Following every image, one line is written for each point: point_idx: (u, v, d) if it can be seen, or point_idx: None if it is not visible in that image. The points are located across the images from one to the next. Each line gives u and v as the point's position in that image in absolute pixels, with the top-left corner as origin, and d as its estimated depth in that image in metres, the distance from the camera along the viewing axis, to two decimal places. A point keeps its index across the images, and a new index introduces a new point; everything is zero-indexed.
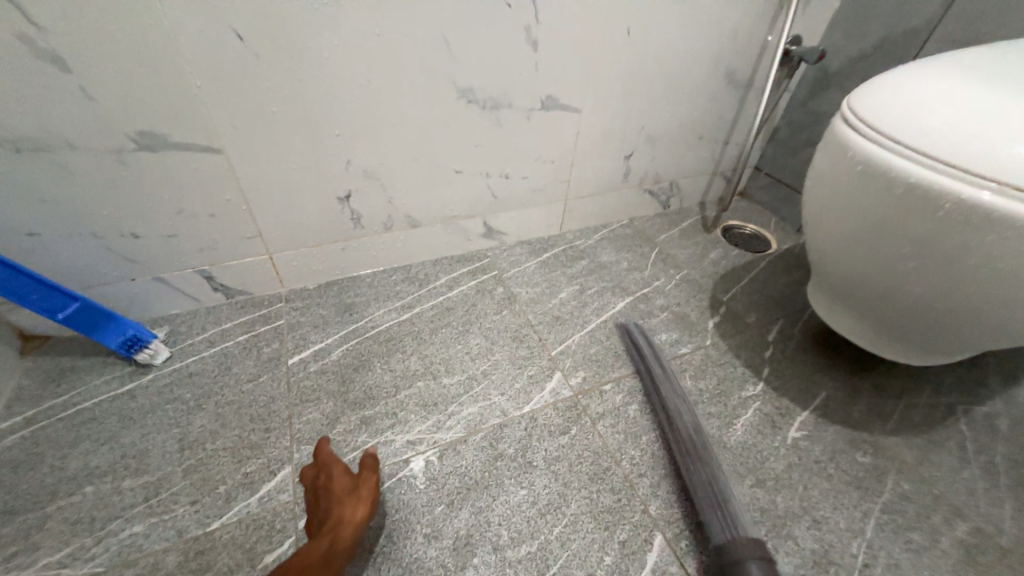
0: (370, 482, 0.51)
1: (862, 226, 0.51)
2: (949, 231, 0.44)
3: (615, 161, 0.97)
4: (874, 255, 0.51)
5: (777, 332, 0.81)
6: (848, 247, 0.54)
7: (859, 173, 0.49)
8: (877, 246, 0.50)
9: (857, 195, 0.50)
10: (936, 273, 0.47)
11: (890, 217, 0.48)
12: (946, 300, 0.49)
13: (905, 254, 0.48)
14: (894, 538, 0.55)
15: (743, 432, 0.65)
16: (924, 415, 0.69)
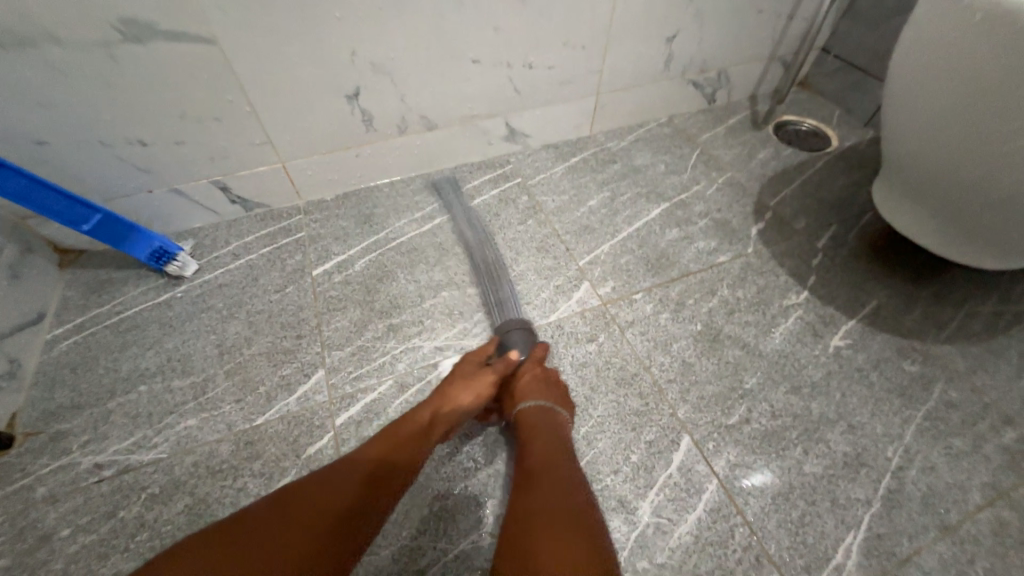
0: (488, 379, 0.50)
1: (963, 98, 0.42)
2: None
3: (657, 44, 0.84)
4: (972, 135, 0.43)
5: (829, 239, 0.74)
6: (935, 128, 0.46)
7: (975, 24, 0.39)
8: (979, 122, 0.42)
9: (964, 58, 0.41)
10: None
11: (1006, 82, 0.38)
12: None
13: (1008, 134, 0.40)
14: (935, 443, 0.53)
15: (781, 341, 0.62)
16: (988, 324, 0.63)
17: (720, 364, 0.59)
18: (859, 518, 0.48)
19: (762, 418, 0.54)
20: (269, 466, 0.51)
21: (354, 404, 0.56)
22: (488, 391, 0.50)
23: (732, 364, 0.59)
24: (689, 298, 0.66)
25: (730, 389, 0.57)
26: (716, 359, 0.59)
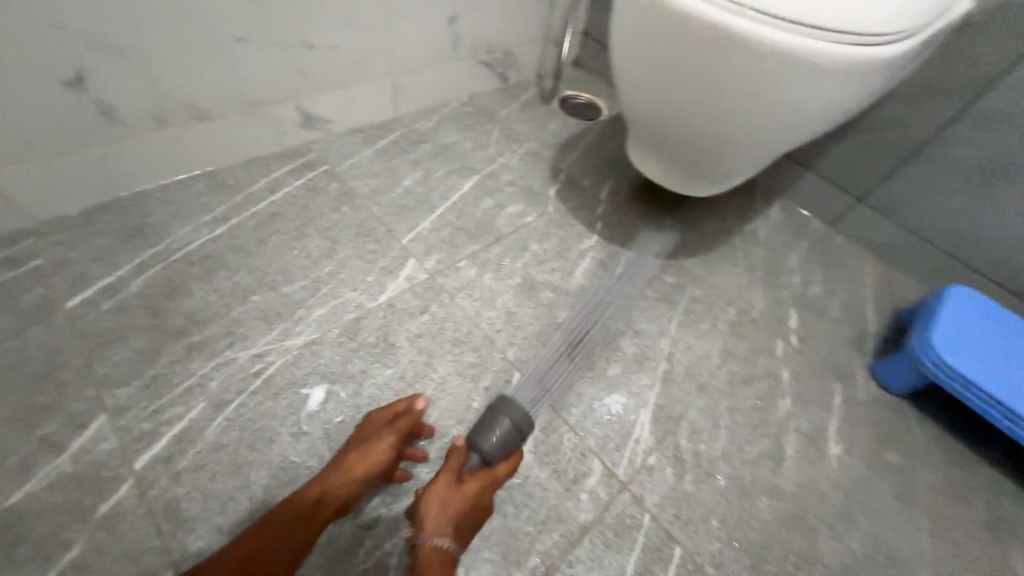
0: (384, 445, 0.47)
1: (647, 66, 0.55)
2: (704, 61, 0.50)
3: (439, 25, 0.87)
4: (659, 94, 0.57)
5: (608, 190, 0.90)
6: (640, 91, 0.59)
7: (639, 8, 0.52)
8: (660, 84, 0.55)
9: (639, 34, 0.53)
10: (700, 104, 0.54)
11: (665, 52, 0.52)
12: (709, 132, 0.57)
13: (678, 90, 0.54)
14: (689, 330, 0.71)
15: (582, 278, 0.74)
16: (713, 237, 0.86)
17: (538, 307, 0.68)
18: (647, 398, 0.61)
19: (574, 343, 0.65)
20: (45, 542, 0.42)
21: (157, 440, 0.49)
22: (387, 455, 0.47)
23: (547, 305, 0.69)
24: (506, 257, 0.74)
25: (547, 326, 0.66)
26: (533, 303, 0.69)
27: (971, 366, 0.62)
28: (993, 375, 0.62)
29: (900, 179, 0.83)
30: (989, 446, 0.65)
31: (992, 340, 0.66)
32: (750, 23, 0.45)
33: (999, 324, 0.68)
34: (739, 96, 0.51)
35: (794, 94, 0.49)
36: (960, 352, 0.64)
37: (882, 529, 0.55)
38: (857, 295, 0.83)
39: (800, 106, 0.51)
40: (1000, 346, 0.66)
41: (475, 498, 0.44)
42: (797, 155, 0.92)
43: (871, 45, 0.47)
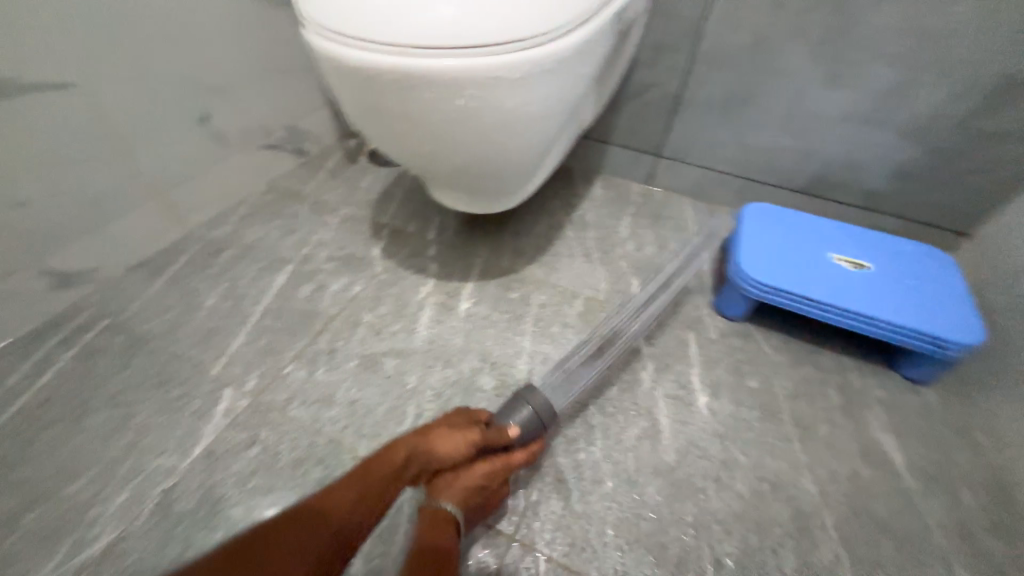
0: (477, 471, 0.48)
1: (364, 118, 0.53)
2: (407, 102, 0.48)
3: (191, 127, 0.80)
4: (390, 140, 0.55)
5: (435, 228, 0.88)
6: (379, 140, 0.56)
7: (323, 68, 0.49)
8: (385, 132, 0.53)
9: (339, 92, 0.51)
10: (426, 139, 0.52)
11: (365, 102, 0.50)
12: (461, 157, 0.56)
13: (408, 133, 0.52)
14: (543, 339, 0.70)
15: (425, 331, 0.71)
16: (546, 237, 0.88)
17: (383, 382, 0.64)
18: None
19: (429, 406, 0.62)
20: None
21: None
22: (479, 487, 0.48)
23: (393, 375, 0.65)
24: (339, 341, 0.69)
25: (398, 399, 0.63)
26: (377, 380, 0.65)
27: (779, 276, 0.68)
28: (799, 276, 0.68)
29: (677, 129, 0.90)
30: (825, 335, 0.72)
31: (790, 244, 0.73)
32: (422, 57, 0.44)
33: (789, 227, 0.75)
34: (460, 122, 0.50)
35: (504, 103, 0.49)
36: (767, 267, 0.69)
37: (760, 460, 0.58)
38: (686, 241, 0.88)
39: (520, 112, 0.51)
40: (797, 246, 0.72)
41: (482, 482, 0.48)
42: (593, 136, 0.98)
43: (549, 40, 0.47)
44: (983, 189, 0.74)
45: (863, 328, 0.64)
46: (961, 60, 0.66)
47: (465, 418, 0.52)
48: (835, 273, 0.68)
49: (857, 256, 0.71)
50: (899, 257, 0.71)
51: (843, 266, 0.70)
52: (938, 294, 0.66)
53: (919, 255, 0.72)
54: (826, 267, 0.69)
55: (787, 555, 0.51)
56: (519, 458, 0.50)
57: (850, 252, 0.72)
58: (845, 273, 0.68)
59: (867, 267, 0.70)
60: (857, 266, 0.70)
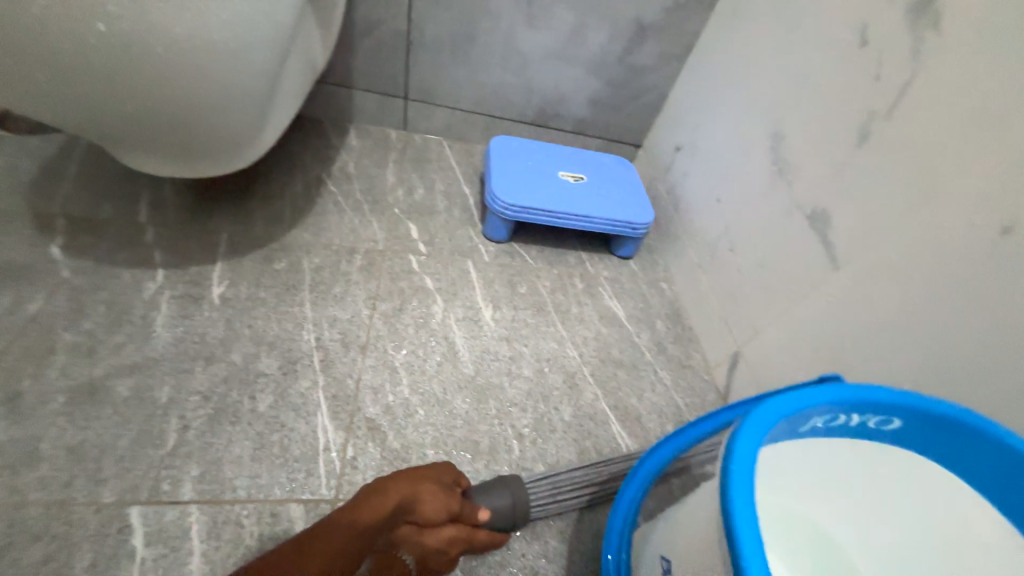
0: (445, 533, 0.46)
1: None
2: (13, 14, 0.37)
3: None
4: (16, 77, 0.41)
5: (148, 206, 0.69)
6: (7, 86, 0.42)
7: None
8: (1, 63, 0.40)
9: None
10: (72, 71, 0.41)
11: None
12: (144, 104, 0.45)
13: (40, 64, 0.40)
14: (327, 302, 0.66)
15: (169, 332, 0.57)
16: (305, 196, 0.79)
17: (119, 407, 0.50)
18: (317, 399, 0.56)
19: (197, 412, 0.52)
20: None
21: None
22: (443, 550, 0.46)
23: (132, 395, 0.52)
24: (23, 380, 0.50)
25: (148, 420, 0.50)
26: (107, 409, 0.50)
27: (522, 197, 0.80)
28: (537, 194, 0.81)
29: (416, 69, 0.91)
30: (567, 238, 0.89)
31: (526, 168, 0.86)
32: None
33: (525, 155, 0.88)
34: (113, 50, 0.40)
35: (172, 24, 0.40)
36: (513, 191, 0.80)
37: (537, 347, 0.70)
38: (451, 180, 0.94)
39: (203, 40, 0.42)
40: (532, 169, 0.86)
41: (446, 546, 0.46)
42: (332, 80, 0.90)
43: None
44: (642, 110, 1.01)
45: (585, 226, 0.83)
46: (610, 6, 0.85)
47: (456, 485, 0.49)
48: (562, 187, 0.85)
49: (575, 170, 0.90)
50: (601, 168, 0.93)
51: (566, 180, 0.86)
52: (626, 190, 0.89)
53: (613, 164, 0.95)
54: (555, 183, 0.85)
55: (565, 408, 0.65)
56: (483, 537, 0.49)
57: (570, 169, 0.89)
58: (568, 186, 0.85)
59: (582, 179, 0.88)
60: (575, 179, 0.88)
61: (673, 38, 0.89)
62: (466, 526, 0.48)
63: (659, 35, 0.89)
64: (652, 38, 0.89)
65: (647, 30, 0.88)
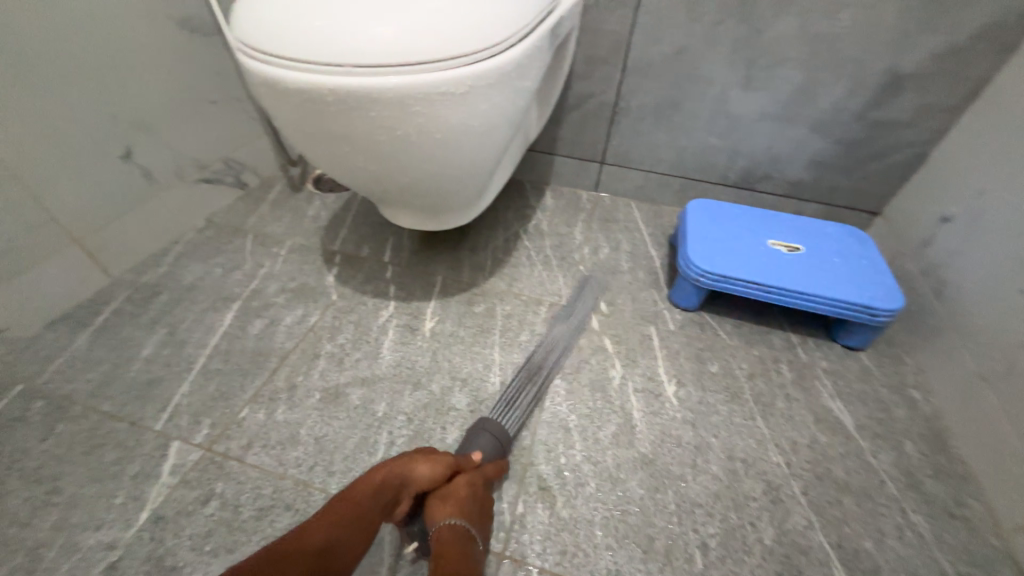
0: (461, 483, 0.48)
1: (307, 141, 0.52)
2: (350, 123, 0.47)
3: (109, 164, 0.74)
4: (337, 162, 0.54)
5: (391, 249, 0.86)
6: (328, 167, 0.56)
7: (261, 92, 0.48)
8: (331, 154, 0.53)
9: (278, 115, 0.50)
10: (374, 158, 0.52)
11: (308, 125, 0.49)
12: (413, 177, 0.56)
13: (356, 155, 0.52)
14: (512, 349, 0.70)
15: (390, 355, 0.69)
16: (503, 249, 0.88)
17: (351, 413, 0.61)
18: None
19: (403, 431, 0.60)
20: None
21: None
22: (474, 497, 0.48)
23: (361, 405, 0.62)
24: (298, 374, 0.66)
25: (368, 429, 0.60)
26: (344, 412, 0.61)
27: (723, 265, 0.72)
28: (740, 263, 0.73)
29: (617, 136, 0.94)
30: (772, 315, 0.77)
31: (728, 235, 0.78)
32: (367, 73, 0.43)
33: (727, 219, 0.81)
34: (405, 141, 0.50)
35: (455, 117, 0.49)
36: (711, 257, 0.73)
37: (729, 439, 0.60)
38: (637, 241, 0.92)
39: (471, 125, 0.52)
40: (735, 235, 0.78)
41: (471, 489, 0.48)
42: (538, 148, 1.01)
43: (494, 57, 0.49)
44: (886, 171, 0.84)
45: (801, 304, 0.70)
46: (856, 59, 0.74)
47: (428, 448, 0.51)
48: (772, 257, 0.74)
49: (789, 240, 0.77)
50: (824, 237, 0.78)
51: (778, 250, 0.75)
52: (861, 266, 0.73)
53: (842, 234, 0.79)
54: (762, 252, 0.75)
55: (765, 527, 0.53)
56: (492, 468, 0.51)
57: (783, 237, 0.78)
58: (779, 256, 0.74)
59: (799, 249, 0.76)
60: (790, 249, 0.76)
61: (945, 89, 0.73)
62: (474, 472, 0.50)
63: (924, 85, 0.73)
64: (913, 90, 0.74)
65: (906, 81, 0.74)
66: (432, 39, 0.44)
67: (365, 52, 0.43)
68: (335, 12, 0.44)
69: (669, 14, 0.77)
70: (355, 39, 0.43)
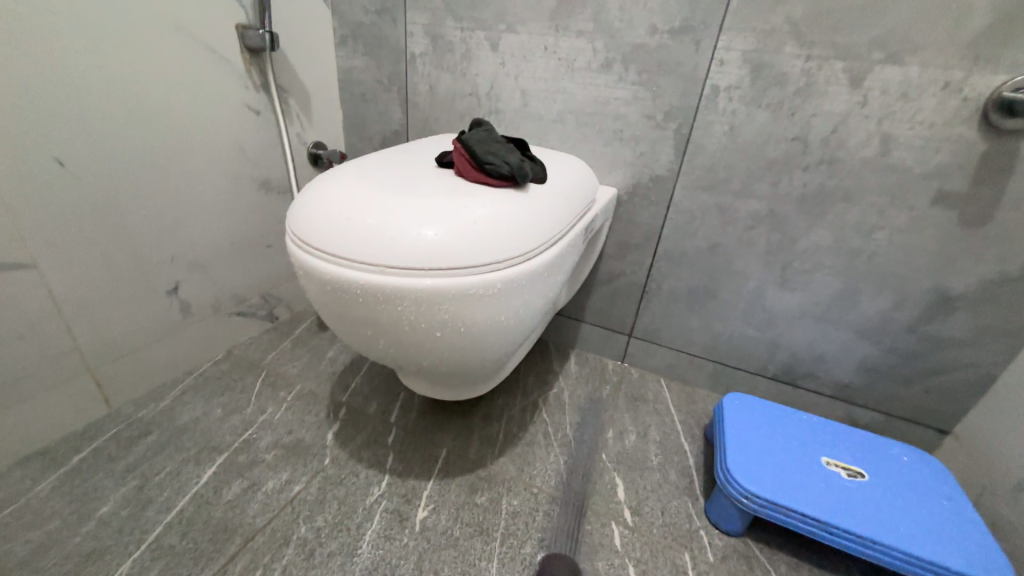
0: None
1: (333, 319, 0.52)
2: (378, 313, 0.47)
3: (154, 300, 0.77)
4: (357, 340, 0.53)
5: (399, 409, 0.82)
6: (348, 342, 0.55)
7: (301, 274, 0.50)
8: (353, 333, 0.52)
9: (311, 295, 0.51)
10: (394, 344, 0.51)
11: (337, 308, 0.49)
12: (431, 362, 0.54)
13: (377, 338, 0.50)
14: (514, 565, 0.58)
15: (369, 553, 0.58)
16: (518, 421, 0.82)
17: None
18: None
19: None
20: None
21: None
22: None
23: None
24: (258, 567, 0.55)
25: None
26: None
27: (772, 487, 0.61)
28: (793, 487, 0.62)
29: (646, 313, 0.93)
30: (836, 558, 0.63)
31: (773, 444, 0.68)
32: (396, 274, 0.44)
33: (770, 423, 0.72)
34: (430, 333, 0.48)
35: (481, 313, 0.48)
36: (758, 474, 0.63)
37: None
38: (667, 428, 0.84)
39: (496, 319, 0.50)
40: (782, 446, 0.68)
41: None
42: (565, 314, 1.01)
43: (524, 259, 0.50)
44: (949, 388, 0.76)
45: (876, 556, 0.56)
46: (897, 275, 0.73)
47: None
48: (830, 482, 0.63)
49: (847, 460, 0.67)
50: (889, 461, 0.68)
51: (836, 472, 0.65)
52: (944, 511, 0.60)
53: (910, 460, 0.68)
54: (818, 473, 0.64)
55: None
56: None
57: (839, 455, 0.68)
58: (839, 482, 0.63)
59: (862, 475, 0.65)
60: (850, 473, 0.65)
61: (1000, 315, 0.69)
62: None
63: (977, 308, 0.70)
64: (966, 311, 0.71)
65: (956, 302, 0.71)
66: (463, 245, 0.45)
67: (397, 256, 0.44)
68: (388, 214, 0.46)
69: (699, 216, 0.82)
70: (390, 243, 0.44)
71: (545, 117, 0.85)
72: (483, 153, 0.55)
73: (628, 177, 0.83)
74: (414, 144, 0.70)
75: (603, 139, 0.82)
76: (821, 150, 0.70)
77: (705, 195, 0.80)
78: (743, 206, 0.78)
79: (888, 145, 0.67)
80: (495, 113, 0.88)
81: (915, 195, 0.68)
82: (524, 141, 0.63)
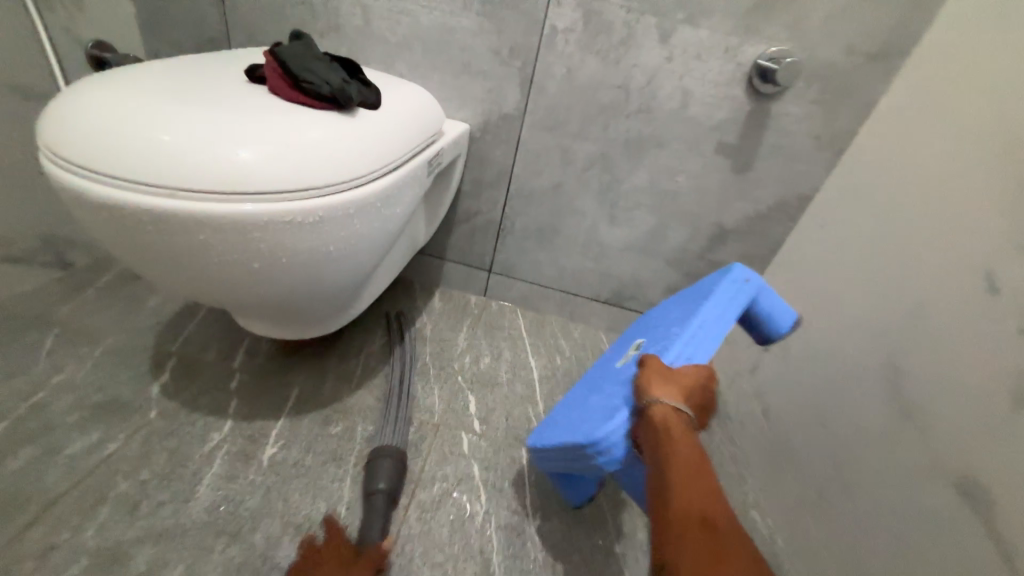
0: (676, 372, 0.45)
1: (141, 257, 0.47)
2: (202, 244, 0.45)
3: None
4: (175, 277, 0.49)
5: (243, 354, 0.76)
6: (165, 282, 0.51)
7: (89, 206, 0.43)
8: (171, 271, 0.48)
9: (108, 230, 0.45)
10: (223, 279, 0.49)
11: (146, 244, 0.45)
12: (273, 299, 0.54)
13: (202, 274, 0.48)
14: None
15: (208, 495, 0.56)
16: (378, 355, 0.83)
17: None
18: None
19: None
20: None
21: None
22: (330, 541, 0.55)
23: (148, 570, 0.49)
24: (63, 530, 0.51)
25: None
26: None
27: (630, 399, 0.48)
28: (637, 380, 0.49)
29: (503, 249, 1.00)
30: None
31: (587, 395, 0.57)
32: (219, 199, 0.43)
33: (574, 394, 0.61)
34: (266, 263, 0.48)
35: (306, 243, 0.49)
36: (615, 411, 0.48)
37: None
38: (518, 350, 0.94)
39: (319, 250, 0.50)
40: (593, 389, 0.58)
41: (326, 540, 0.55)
42: (428, 251, 1.02)
43: (354, 188, 0.50)
44: None
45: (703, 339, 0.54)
46: (693, 212, 0.89)
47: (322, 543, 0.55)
48: (634, 363, 0.56)
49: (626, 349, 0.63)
50: (644, 326, 0.67)
51: (631, 355, 0.59)
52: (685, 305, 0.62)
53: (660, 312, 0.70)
54: (628, 364, 0.55)
55: None
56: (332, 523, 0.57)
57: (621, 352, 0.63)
58: (640, 351, 0.56)
59: (639, 341, 0.61)
60: (635, 347, 0.60)
61: (756, 242, 0.90)
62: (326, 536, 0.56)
63: (742, 239, 0.90)
64: (735, 241, 0.91)
65: (729, 233, 0.90)
66: (270, 174, 0.44)
67: (218, 178, 0.42)
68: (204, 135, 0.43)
69: (543, 156, 0.88)
70: (171, 166, 0.41)
71: (390, 40, 0.79)
72: (301, 73, 0.51)
73: (478, 114, 0.84)
74: (225, 54, 0.61)
75: (453, 70, 0.81)
76: (639, 100, 0.80)
77: (548, 136, 0.85)
78: (580, 147, 0.86)
79: (687, 100, 0.79)
80: (335, 29, 0.79)
81: (705, 145, 0.82)
82: (355, 63, 0.59)
